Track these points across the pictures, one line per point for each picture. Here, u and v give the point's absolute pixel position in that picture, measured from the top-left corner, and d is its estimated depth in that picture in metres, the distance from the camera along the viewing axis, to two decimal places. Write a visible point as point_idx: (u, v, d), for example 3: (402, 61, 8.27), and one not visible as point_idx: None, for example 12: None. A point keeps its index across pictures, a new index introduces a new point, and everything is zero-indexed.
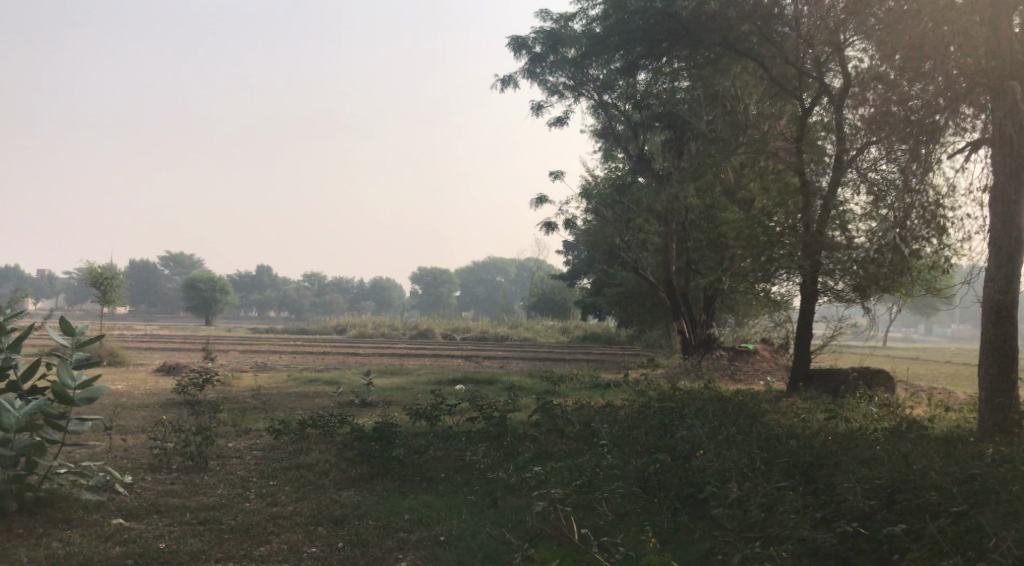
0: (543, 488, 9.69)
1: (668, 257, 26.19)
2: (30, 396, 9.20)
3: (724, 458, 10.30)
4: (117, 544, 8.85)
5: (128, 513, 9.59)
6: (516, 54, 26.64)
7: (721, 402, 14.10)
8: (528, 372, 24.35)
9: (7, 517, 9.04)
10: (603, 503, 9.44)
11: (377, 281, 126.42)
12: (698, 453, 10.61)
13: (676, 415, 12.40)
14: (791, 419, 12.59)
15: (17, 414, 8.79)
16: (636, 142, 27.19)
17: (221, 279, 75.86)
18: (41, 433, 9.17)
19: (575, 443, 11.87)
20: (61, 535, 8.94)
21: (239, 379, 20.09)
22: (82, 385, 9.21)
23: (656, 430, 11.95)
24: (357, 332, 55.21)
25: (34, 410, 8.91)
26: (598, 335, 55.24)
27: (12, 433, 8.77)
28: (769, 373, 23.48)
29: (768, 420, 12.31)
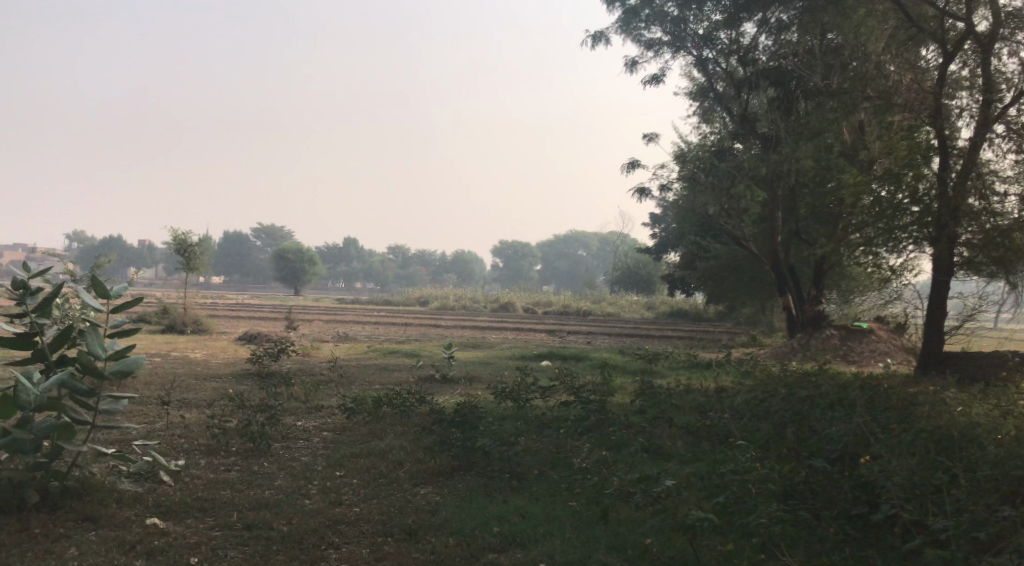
0: (660, 503, 8.31)
1: (774, 227, 24.32)
2: (59, 368, 8.34)
3: (886, 470, 8.78)
4: (142, 556, 7.82)
5: (163, 511, 8.59)
6: (609, 5, 24.93)
7: (850, 389, 12.44)
8: (619, 350, 22.87)
9: (26, 513, 8.19)
10: (743, 538, 7.96)
11: (460, 254, 126.01)
12: (862, 461, 9.11)
13: (808, 408, 10.87)
14: (943, 411, 10.91)
15: (36, 391, 7.88)
16: (739, 102, 25.21)
17: (309, 249, 76.33)
18: (69, 413, 8.27)
19: (687, 439, 10.45)
20: (82, 539, 8.00)
21: (317, 350, 19.17)
22: (115, 357, 8.19)
23: (782, 423, 10.48)
24: (440, 304, 54.41)
25: (55, 385, 7.99)
26: (686, 310, 53.20)
27: (31, 412, 7.89)
28: (888, 356, 21.47)
29: (912, 411, 10.73)
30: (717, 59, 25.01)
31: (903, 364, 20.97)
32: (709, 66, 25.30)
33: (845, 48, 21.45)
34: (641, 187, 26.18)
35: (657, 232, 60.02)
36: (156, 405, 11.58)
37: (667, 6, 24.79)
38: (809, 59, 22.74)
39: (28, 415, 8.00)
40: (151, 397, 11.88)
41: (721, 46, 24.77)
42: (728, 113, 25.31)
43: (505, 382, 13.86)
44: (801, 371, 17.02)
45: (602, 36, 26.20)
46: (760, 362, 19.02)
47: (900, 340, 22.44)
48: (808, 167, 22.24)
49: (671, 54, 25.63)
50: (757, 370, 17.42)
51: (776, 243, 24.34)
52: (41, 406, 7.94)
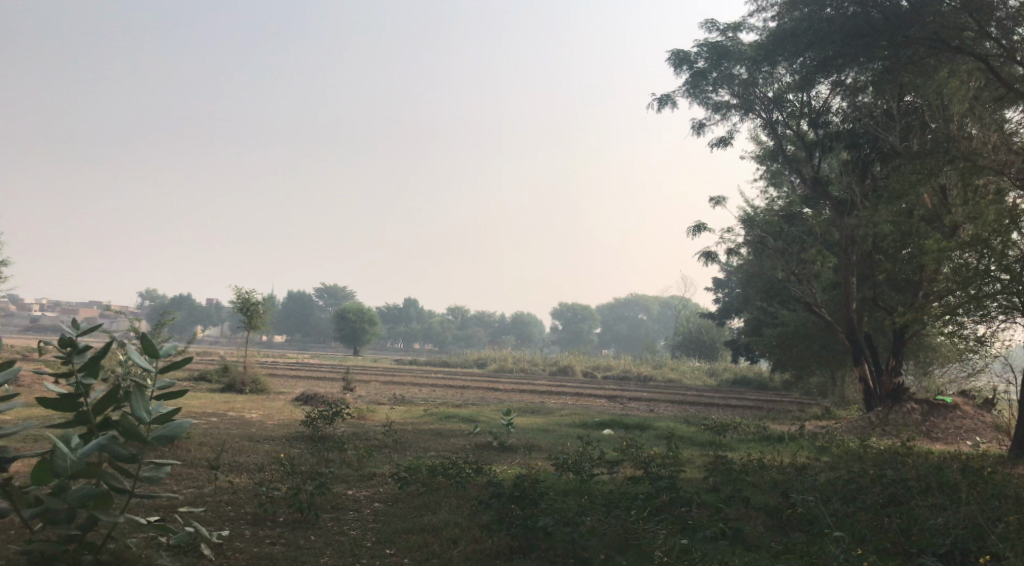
0: None
1: (849, 294, 23.44)
2: (103, 432, 8.04)
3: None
4: None
5: None
6: (677, 68, 24.68)
7: (941, 472, 11.54)
8: (684, 418, 22.00)
9: None
10: None
11: (520, 316, 125.63)
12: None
13: (906, 503, 10.06)
14: None
15: (73, 457, 7.62)
16: (810, 165, 24.57)
17: (370, 309, 76.68)
18: (110, 479, 7.94)
19: (769, 527, 9.71)
20: None
21: (373, 413, 18.76)
22: (159, 422, 7.86)
23: (873, 513, 9.66)
24: (498, 367, 53.82)
25: (95, 450, 7.68)
26: (749, 378, 51.74)
27: (69, 477, 7.63)
28: (974, 433, 20.21)
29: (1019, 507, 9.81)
30: (788, 122, 24.50)
31: (991, 443, 19.68)
32: (779, 128, 24.79)
33: (924, 110, 20.80)
34: (707, 250, 25.53)
35: (721, 297, 58.87)
36: (206, 468, 11.24)
37: (736, 68, 24.44)
38: (885, 121, 22.10)
39: (65, 481, 7.72)
40: (204, 460, 11.56)
41: (792, 109, 24.27)
42: (800, 176, 24.67)
43: (567, 452, 13.25)
44: (882, 448, 16.04)
45: (669, 99, 25.91)
46: (836, 437, 18.05)
47: (986, 417, 21.20)
48: (885, 233, 21.44)
49: (740, 116, 25.20)
50: (834, 446, 16.48)
51: (851, 311, 23.39)
52: (78, 473, 7.69)
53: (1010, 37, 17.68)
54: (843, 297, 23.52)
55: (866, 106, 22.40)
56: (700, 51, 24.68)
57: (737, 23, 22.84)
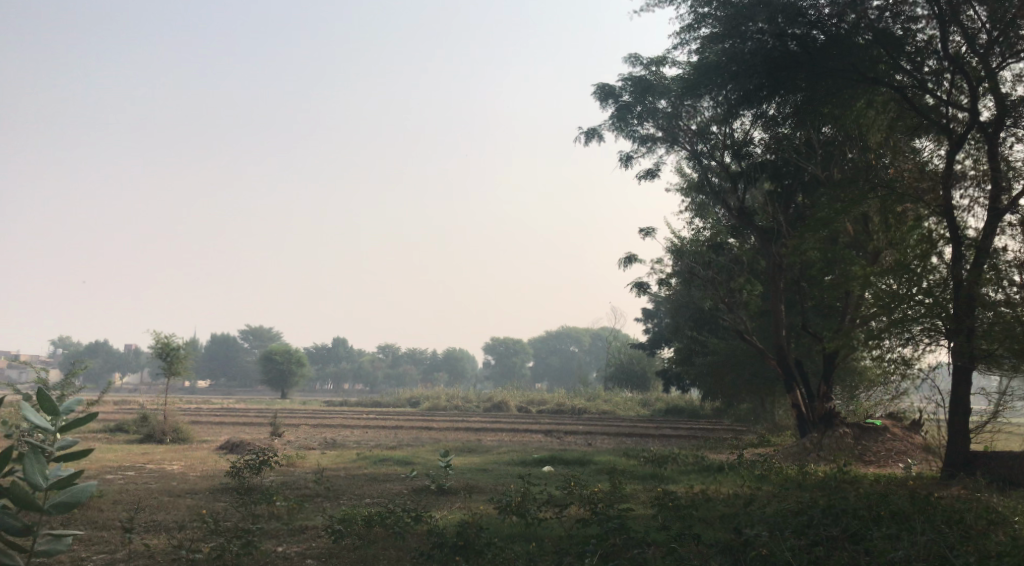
0: None
1: (778, 321, 23.66)
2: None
3: None
4: None
5: None
6: (602, 102, 24.77)
7: (884, 504, 11.46)
8: (622, 451, 21.77)
9: None
10: None
11: (451, 353, 124.83)
12: None
13: (858, 547, 9.93)
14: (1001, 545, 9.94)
15: None
16: (735, 196, 24.68)
17: (298, 351, 75.07)
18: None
19: None
20: None
21: (304, 459, 18.04)
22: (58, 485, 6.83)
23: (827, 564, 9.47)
24: (431, 405, 53.08)
25: None
26: (682, 407, 52.01)
27: None
28: (905, 455, 20.48)
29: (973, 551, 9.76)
30: (713, 153, 24.70)
31: (922, 464, 19.95)
32: (704, 160, 24.98)
33: (843, 139, 21.21)
34: (639, 281, 25.52)
35: (650, 327, 59.31)
36: (122, 530, 10.48)
37: (660, 102, 24.60)
38: (806, 151, 22.42)
39: None
40: (120, 521, 10.80)
41: (716, 141, 24.49)
42: (726, 207, 24.84)
43: (506, 493, 12.80)
44: (821, 476, 16.03)
45: (595, 132, 25.97)
46: (773, 465, 18.02)
47: (915, 438, 21.50)
48: (812, 260, 21.70)
49: (666, 149, 25.35)
50: (773, 475, 16.41)
51: (782, 337, 23.59)
52: None
53: (921, 68, 17.90)
54: (773, 325, 23.72)
55: (787, 137, 22.67)
56: (625, 85, 24.80)
57: (660, 58, 23.01)
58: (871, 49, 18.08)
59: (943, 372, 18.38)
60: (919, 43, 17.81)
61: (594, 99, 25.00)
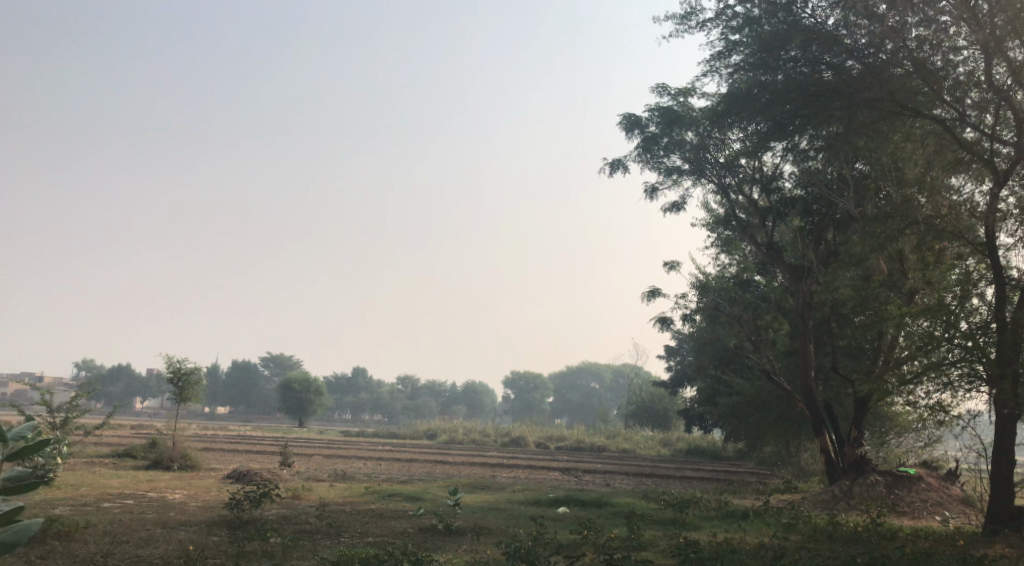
0: None
1: (807, 362, 22.82)
2: None
3: None
4: None
5: None
6: (628, 132, 24.22)
7: None
8: (641, 493, 20.89)
9: None
10: None
11: (470, 385, 123.92)
12: None
13: None
14: None
15: None
16: (763, 231, 24.04)
17: (317, 379, 74.51)
18: None
19: None
20: None
21: (309, 492, 17.34)
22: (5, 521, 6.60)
23: None
24: (448, 438, 52.20)
25: None
26: (703, 448, 50.81)
27: None
28: (940, 506, 19.48)
29: None
30: (741, 187, 24.05)
31: (958, 516, 18.95)
32: (732, 194, 24.35)
33: (876, 175, 20.52)
34: (663, 316, 24.79)
35: (672, 365, 58.26)
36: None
37: (688, 134, 24.01)
38: (838, 186, 21.74)
39: None
40: (103, 554, 10.22)
41: (744, 174, 23.85)
42: (753, 242, 24.19)
43: (517, 537, 12.03)
44: (852, 527, 15.13)
45: (620, 163, 25.41)
46: (801, 513, 17.12)
47: (950, 489, 20.49)
48: (843, 299, 20.87)
49: (692, 181, 24.72)
50: (800, 524, 15.54)
51: (810, 378, 22.73)
52: None
53: (962, 100, 17.15)
54: (801, 365, 22.88)
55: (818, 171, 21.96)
56: (652, 115, 24.25)
57: (689, 88, 22.47)
58: (909, 80, 17.42)
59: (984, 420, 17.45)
60: (959, 76, 17.00)
61: (620, 128, 24.47)
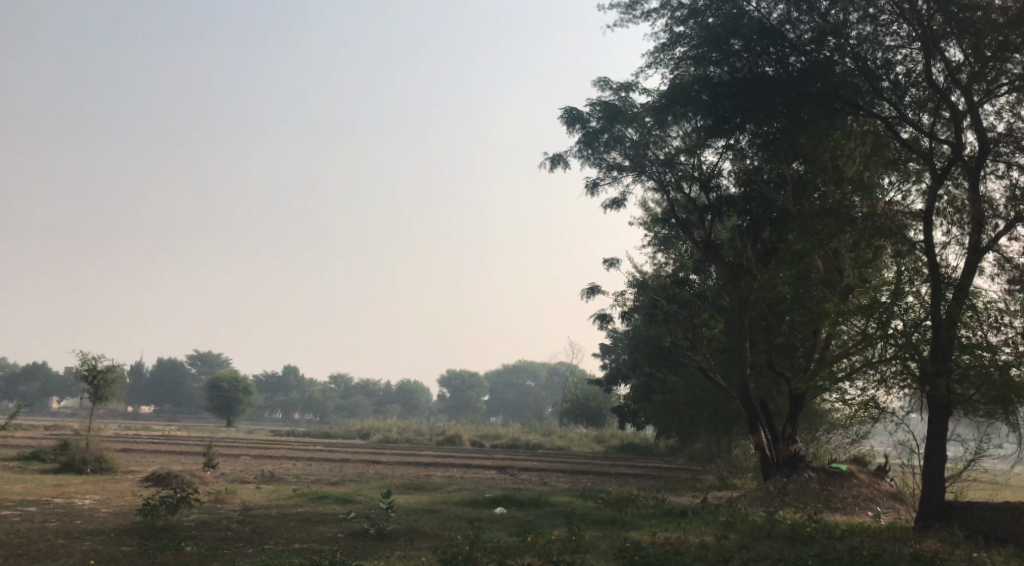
0: None
1: (743, 359, 22.72)
2: None
3: None
4: None
5: None
6: (569, 126, 23.81)
7: None
8: (578, 492, 20.52)
9: None
10: None
11: (404, 384, 122.78)
12: None
13: None
14: None
15: None
16: (703, 229, 23.83)
17: (246, 378, 72.68)
18: None
19: None
20: None
21: (233, 495, 16.50)
22: None
23: None
24: (381, 437, 51.29)
25: None
26: (637, 445, 50.90)
27: None
28: (873, 503, 19.53)
29: None
30: (681, 185, 23.82)
31: (891, 512, 19.02)
32: (671, 191, 24.10)
33: (816, 174, 20.43)
34: (601, 313, 24.46)
35: (607, 363, 58.26)
36: None
37: (629, 130, 23.68)
38: (777, 184, 21.61)
39: None
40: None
41: (684, 171, 23.62)
42: (692, 240, 23.98)
43: (453, 542, 11.47)
44: (791, 524, 14.92)
45: (561, 158, 25.01)
46: (738, 511, 16.91)
47: (883, 485, 20.58)
48: (780, 296, 20.75)
49: (633, 178, 24.42)
50: (739, 523, 15.30)
51: (746, 376, 22.67)
52: None
53: (902, 98, 17.04)
54: (736, 362, 22.77)
55: (756, 169, 21.82)
56: (593, 110, 23.86)
57: (630, 83, 22.12)
58: (850, 78, 17.30)
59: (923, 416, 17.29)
60: (899, 74, 17.03)
61: (561, 123, 24.04)
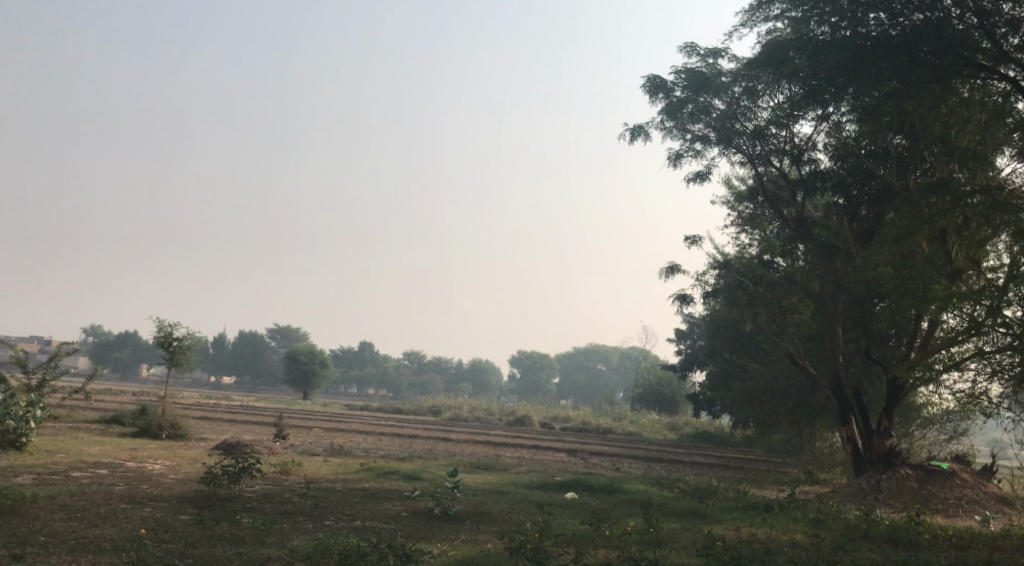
0: None
1: (836, 346, 21.54)
2: None
3: None
4: None
5: None
6: (652, 96, 22.79)
7: None
8: (655, 479, 19.67)
9: None
10: None
11: (477, 364, 123.04)
12: None
13: None
14: None
15: None
16: (794, 205, 22.59)
17: (322, 352, 73.49)
18: None
19: None
20: None
21: (300, 467, 16.16)
22: None
23: None
24: (453, 416, 51.04)
25: None
26: (712, 433, 49.54)
27: None
28: (975, 504, 18.22)
29: None
30: (770, 159, 22.59)
31: (996, 516, 17.69)
32: (760, 165, 22.89)
33: (921, 146, 19.03)
34: (682, 293, 23.43)
35: (684, 348, 56.84)
36: (52, 551, 8.76)
37: (715, 100, 22.52)
38: (877, 158, 20.25)
39: None
40: (42, 539, 9.07)
41: (775, 145, 22.38)
42: (781, 217, 22.77)
43: (523, 527, 10.82)
44: (889, 526, 13.84)
45: (642, 130, 23.99)
46: (829, 508, 15.88)
47: (986, 486, 19.19)
48: (880, 278, 19.40)
49: (718, 151, 23.27)
50: (830, 521, 14.30)
51: (838, 364, 21.47)
52: None
53: None
54: (828, 349, 21.59)
55: (852, 141, 20.52)
56: (678, 79, 22.78)
57: (718, 49, 20.99)
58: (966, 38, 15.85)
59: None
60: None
61: (643, 92, 23.03)
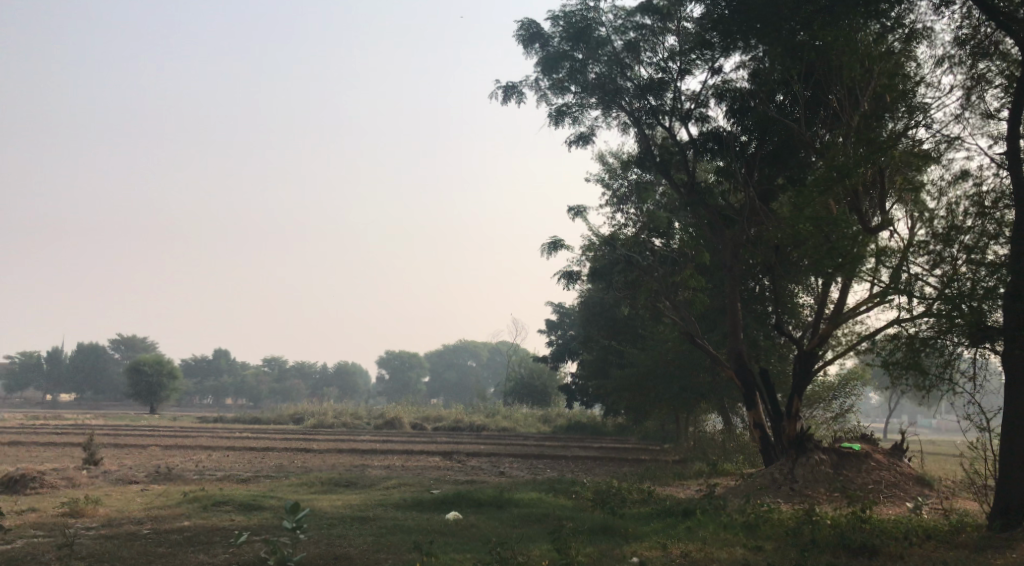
0: None
1: (735, 321, 19.34)
2: None
3: None
4: None
5: None
6: (527, 46, 20.07)
7: None
8: (546, 483, 16.84)
9: None
10: None
11: (341, 367, 118.05)
12: None
13: None
14: None
15: None
16: (685, 170, 20.35)
17: (170, 361, 67.32)
18: None
19: None
20: None
21: (98, 504, 12.44)
22: None
23: None
24: (315, 422, 46.97)
25: None
26: (585, 425, 47.45)
27: None
28: (897, 489, 16.26)
29: None
30: (658, 118, 20.27)
31: (921, 501, 15.78)
32: (646, 125, 20.53)
33: (828, 92, 17.17)
34: (567, 271, 20.75)
35: (553, 339, 54.54)
36: None
37: (594, 53, 19.93)
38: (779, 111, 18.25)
39: None
40: None
41: (663, 102, 20.09)
42: (672, 183, 20.51)
43: None
44: (834, 525, 11.46)
45: (515, 90, 21.19)
46: (754, 507, 13.41)
47: (904, 466, 17.33)
48: (786, 241, 17.29)
49: (600, 112, 20.72)
50: (764, 525, 11.88)
51: (739, 342, 19.26)
52: None
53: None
54: (729, 326, 19.36)
55: (750, 92, 18.50)
56: (554, 28, 20.10)
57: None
58: None
59: (993, 361, 13.95)
60: None
61: (517, 44, 20.29)
